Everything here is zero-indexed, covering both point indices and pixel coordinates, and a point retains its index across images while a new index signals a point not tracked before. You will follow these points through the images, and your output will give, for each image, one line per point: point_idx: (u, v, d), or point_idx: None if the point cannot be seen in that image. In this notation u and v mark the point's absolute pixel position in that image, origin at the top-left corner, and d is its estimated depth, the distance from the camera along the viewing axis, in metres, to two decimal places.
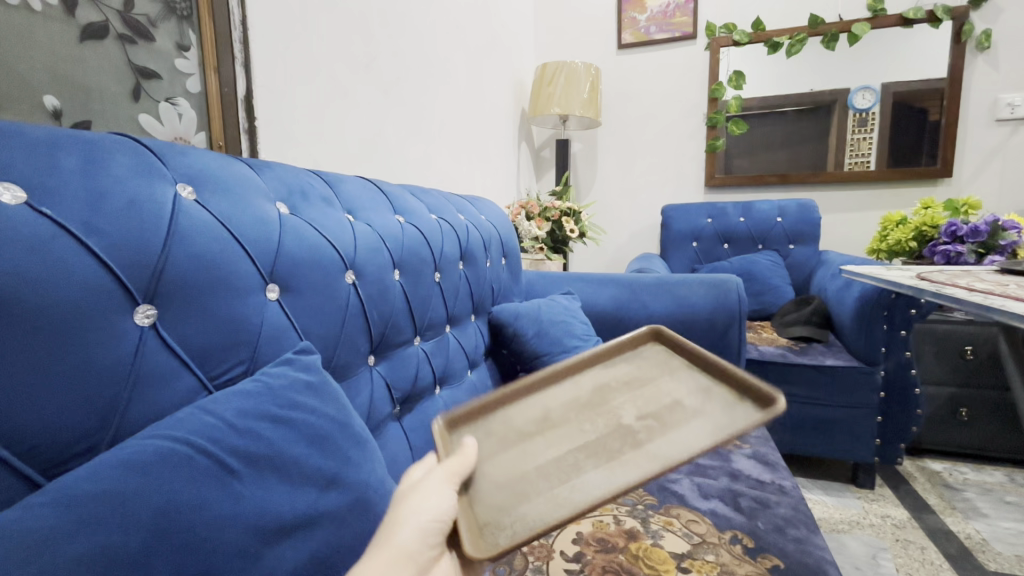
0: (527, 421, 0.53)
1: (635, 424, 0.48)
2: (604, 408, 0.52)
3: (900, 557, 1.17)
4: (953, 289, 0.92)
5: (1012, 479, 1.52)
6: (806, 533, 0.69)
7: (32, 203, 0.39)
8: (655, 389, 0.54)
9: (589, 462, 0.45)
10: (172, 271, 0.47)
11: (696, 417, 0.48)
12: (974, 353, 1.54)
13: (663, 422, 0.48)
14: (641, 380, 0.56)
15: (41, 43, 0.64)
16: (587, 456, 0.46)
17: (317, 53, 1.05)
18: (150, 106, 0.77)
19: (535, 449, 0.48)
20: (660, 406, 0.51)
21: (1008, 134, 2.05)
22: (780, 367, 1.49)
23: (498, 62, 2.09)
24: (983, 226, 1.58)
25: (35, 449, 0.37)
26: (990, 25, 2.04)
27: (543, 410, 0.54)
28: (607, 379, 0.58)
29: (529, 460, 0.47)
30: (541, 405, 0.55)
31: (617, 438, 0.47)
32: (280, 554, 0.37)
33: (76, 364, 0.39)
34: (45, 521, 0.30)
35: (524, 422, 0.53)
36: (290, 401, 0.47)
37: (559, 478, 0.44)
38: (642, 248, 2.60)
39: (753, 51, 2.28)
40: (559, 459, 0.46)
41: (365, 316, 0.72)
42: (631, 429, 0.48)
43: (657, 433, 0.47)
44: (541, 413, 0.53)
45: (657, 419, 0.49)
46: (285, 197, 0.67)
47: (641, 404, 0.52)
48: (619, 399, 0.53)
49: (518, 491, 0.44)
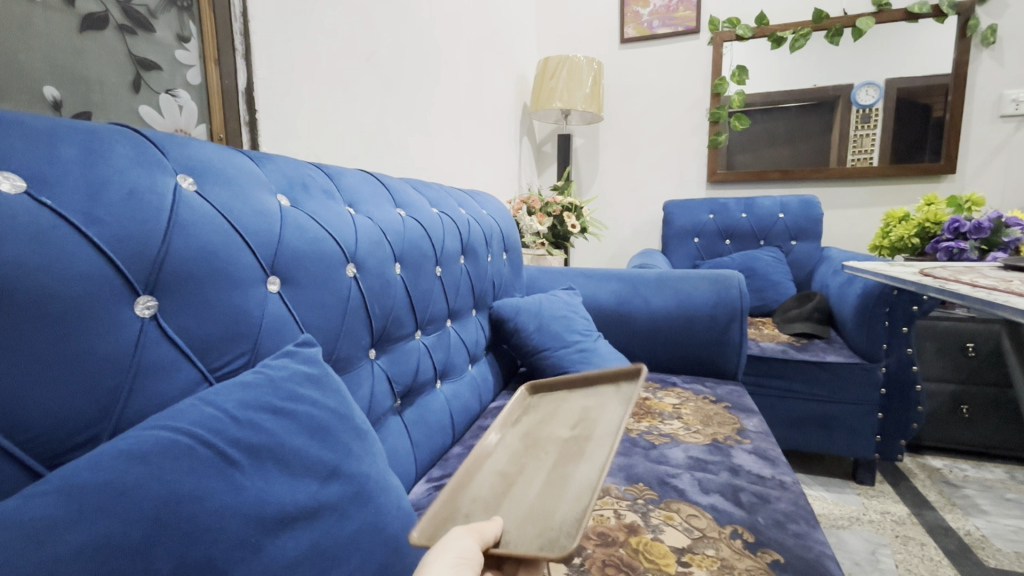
0: (492, 486, 0.54)
1: (571, 437, 0.64)
2: (542, 444, 0.63)
3: (900, 553, 1.17)
4: (956, 285, 0.91)
5: (1013, 476, 1.51)
6: (806, 528, 0.69)
7: (32, 192, 0.39)
8: (561, 418, 0.71)
9: (570, 466, 0.55)
10: (173, 262, 0.47)
11: (602, 416, 0.69)
12: (975, 349, 1.53)
13: (587, 426, 0.67)
14: (549, 420, 0.71)
15: (41, 34, 0.63)
16: (564, 464, 0.56)
17: (317, 45, 1.04)
18: (150, 97, 0.77)
19: (522, 491, 0.52)
20: (575, 425, 0.68)
21: (1012, 130, 2.03)
22: (781, 363, 1.49)
23: (499, 55, 2.07)
24: (986, 223, 1.57)
25: (36, 439, 0.36)
26: (995, 20, 2.02)
27: (499, 472, 0.57)
28: (524, 430, 0.68)
29: (525, 498, 0.51)
30: (490, 470, 0.58)
31: (568, 448, 0.61)
32: (280, 545, 0.37)
33: (76, 355, 0.39)
34: (46, 510, 0.30)
35: (490, 488, 0.54)
36: (291, 393, 0.47)
37: (561, 486, 0.51)
38: (643, 243, 2.60)
39: (757, 46, 2.27)
40: (547, 481, 0.53)
41: (366, 308, 0.72)
42: (572, 440, 0.63)
43: (590, 432, 0.64)
44: (502, 476, 0.57)
45: (582, 429, 0.66)
46: (286, 189, 0.66)
47: (562, 428, 0.67)
48: (545, 433, 0.66)
49: (541, 514, 0.48)
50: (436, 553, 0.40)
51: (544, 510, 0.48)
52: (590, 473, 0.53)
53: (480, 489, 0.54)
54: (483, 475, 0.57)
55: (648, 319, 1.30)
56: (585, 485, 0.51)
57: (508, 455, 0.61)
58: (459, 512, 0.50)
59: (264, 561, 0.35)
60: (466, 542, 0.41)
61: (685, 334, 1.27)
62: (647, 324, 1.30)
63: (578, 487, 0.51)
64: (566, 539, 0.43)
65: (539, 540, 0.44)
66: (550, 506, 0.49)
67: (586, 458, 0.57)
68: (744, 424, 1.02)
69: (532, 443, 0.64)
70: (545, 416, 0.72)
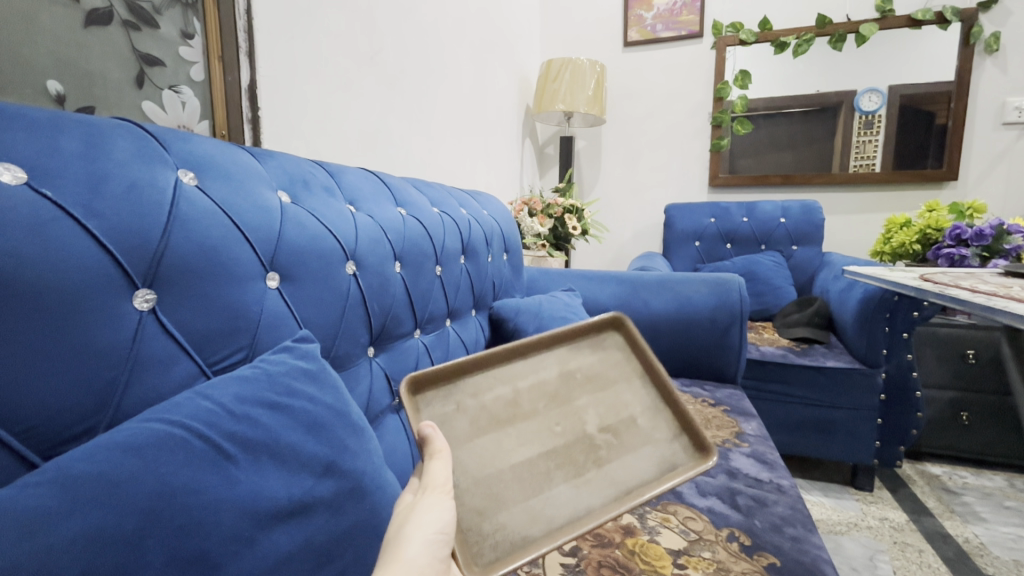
0: (497, 402, 0.58)
1: (598, 436, 0.56)
2: (570, 406, 0.59)
3: (898, 560, 1.17)
4: (956, 290, 0.91)
5: (1012, 484, 1.51)
6: (803, 532, 0.69)
7: (33, 183, 0.39)
8: (614, 394, 0.61)
9: (559, 472, 0.52)
10: (172, 255, 0.47)
11: (647, 443, 0.57)
12: (976, 357, 1.53)
13: (621, 438, 0.57)
14: (603, 379, 0.63)
15: (46, 28, 0.64)
16: (557, 464, 0.53)
17: (320, 43, 1.04)
18: (153, 93, 0.77)
19: (506, 445, 0.54)
20: (620, 420, 0.59)
21: (1015, 138, 2.03)
22: (781, 368, 1.49)
23: (502, 57, 2.07)
24: (988, 230, 1.56)
25: (32, 429, 0.36)
26: (999, 28, 2.02)
27: (513, 391, 0.59)
28: (573, 365, 0.64)
29: (500, 458, 0.53)
30: (510, 381, 0.60)
31: (581, 449, 0.55)
32: (274, 540, 0.37)
33: (74, 346, 0.39)
34: (41, 500, 0.30)
35: (493, 400, 0.58)
36: (288, 388, 0.47)
37: (533, 487, 0.51)
38: (644, 246, 2.60)
39: (760, 50, 2.27)
40: (530, 463, 0.53)
41: (365, 306, 0.72)
42: (593, 441, 0.56)
43: (616, 452, 0.55)
44: (511, 395, 0.59)
45: (624, 430, 0.58)
46: (286, 186, 0.66)
47: (605, 413, 0.59)
48: (584, 400, 0.60)
49: (495, 492, 0.50)
50: (415, 528, 0.42)
51: (499, 493, 0.50)
52: (564, 507, 0.50)
53: (488, 402, 0.58)
54: (500, 380, 0.60)
55: (648, 321, 1.29)
56: (549, 516, 0.49)
57: (534, 380, 0.61)
58: (453, 396, 0.58)
59: (258, 555, 0.36)
60: (441, 515, 0.43)
61: (685, 336, 1.27)
62: (647, 326, 1.29)
63: (541, 512, 0.49)
64: (482, 556, 0.46)
65: (469, 522, 0.48)
66: (506, 495, 0.50)
67: (579, 481, 0.52)
68: (743, 427, 1.01)
69: (564, 398, 0.60)
70: (601, 368, 0.64)
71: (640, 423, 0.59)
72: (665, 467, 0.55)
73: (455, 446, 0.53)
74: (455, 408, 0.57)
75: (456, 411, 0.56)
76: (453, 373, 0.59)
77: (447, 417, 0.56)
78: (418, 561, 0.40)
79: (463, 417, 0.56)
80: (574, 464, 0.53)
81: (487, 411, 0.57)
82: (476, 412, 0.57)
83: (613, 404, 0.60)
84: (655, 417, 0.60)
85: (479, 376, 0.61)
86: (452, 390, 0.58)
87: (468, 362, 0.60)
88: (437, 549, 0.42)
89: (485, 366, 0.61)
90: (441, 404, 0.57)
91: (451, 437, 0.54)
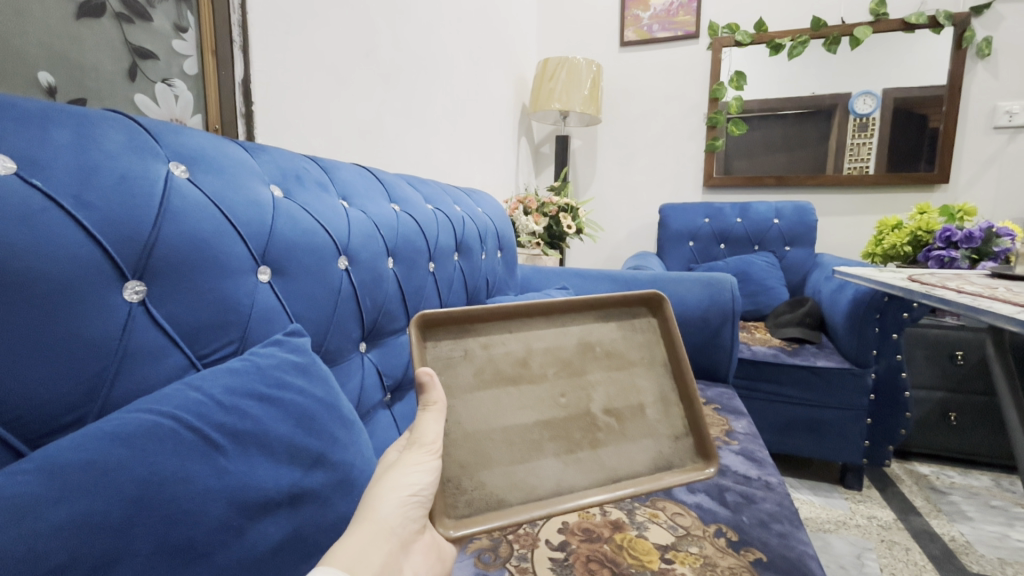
0: (506, 358, 0.56)
1: (601, 418, 0.56)
2: (580, 379, 0.57)
3: (885, 558, 1.18)
4: (942, 290, 0.93)
5: (998, 484, 1.53)
6: (789, 528, 0.69)
7: (23, 174, 0.39)
8: (629, 378, 0.59)
9: (551, 445, 0.53)
10: (163, 247, 0.47)
11: (648, 436, 0.57)
12: (964, 358, 1.55)
13: (624, 424, 0.56)
14: (621, 358, 0.60)
15: (38, 20, 0.64)
16: (551, 437, 0.53)
17: (316, 38, 1.04)
18: (146, 86, 0.77)
19: (505, 405, 0.54)
20: (629, 405, 0.57)
21: (1005, 142, 2.05)
22: (772, 367, 1.50)
23: (499, 56, 2.07)
24: (977, 233, 1.59)
25: (21, 419, 0.36)
26: (990, 32, 2.04)
27: (525, 350, 0.57)
28: (595, 337, 0.61)
29: (495, 416, 0.53)
30: (525, 338, 0.58)
31: (580, 427, 0.54)
32: (262, 530, 0.37)
33: (63, 337, 0.39)
34: (29, 487, 0.30)
35: (503, 357, 0.56)
36: (277, 380, 0.47)
37: (522, 454, 0.51)
38: (639, 246, 2.61)
39: (755, 52, 2.28)
40: (525, 428, 0.53)
41: (357, 302, 0.72)
42: (594, 421, 0.55)
43: (614, 437, 0.55)
44: (522, 353, 0.57)
45: (627, 415, 0.57)
46: (279, 180, 0.67)
47: (615, 395, 0.58)
48: (597, 376, 0.58)
49: (481, 450, 0.51)
50: (388, 489, 0.43)
51: (485, 452, 0.51)
52: (548, 480, 0.51)
53: (499, 356, 0.56)
54: (516, 337, 0.58)
55: None
56: (530, 486, 0.50)
57: (550, 342, 0.59)
58: (462, 342, 0.56)
59: (246, 545, 0.36)
60: (421, 477, 0.45)
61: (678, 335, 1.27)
62: None
63: (523, 479, 0.50)
64: (455, 508, 0.48)
65: (452, 474, 0.49)
66: (493, 455, 0.51)
67: (570, 458, 0.53)
68: (733, 425, 1.02)
69: (577, 370, 0.58)
70: (623, 346, 0.62)
71: (647, 413, 0.58)
72: (659, 464, 0.55)
73: (455, 394, 0.53)
74: (462, 355, 0.55)
75: (463, 358, 0.55)
76: (470, 319, 0.56)
77: (451, 364, 0.54)
78: (390, 520, 0.42)
79: (469, 366, 0.55)
80: (569, 440, 0.53)
81: (494, 365, 0.56)
82: (483, 364, 0.55)
83: (625, 387, 0.59)
84: (665, 410, 0.59)
85: (495, 327, 0.58)
86: (466, 336, 0.56)
87: (487, 311, 0.57)
88: (408, 511, 0.44)
89: (504, 317, 0.58)
90: (449, 347, 0.55)
91: (452, 385, 0.53)
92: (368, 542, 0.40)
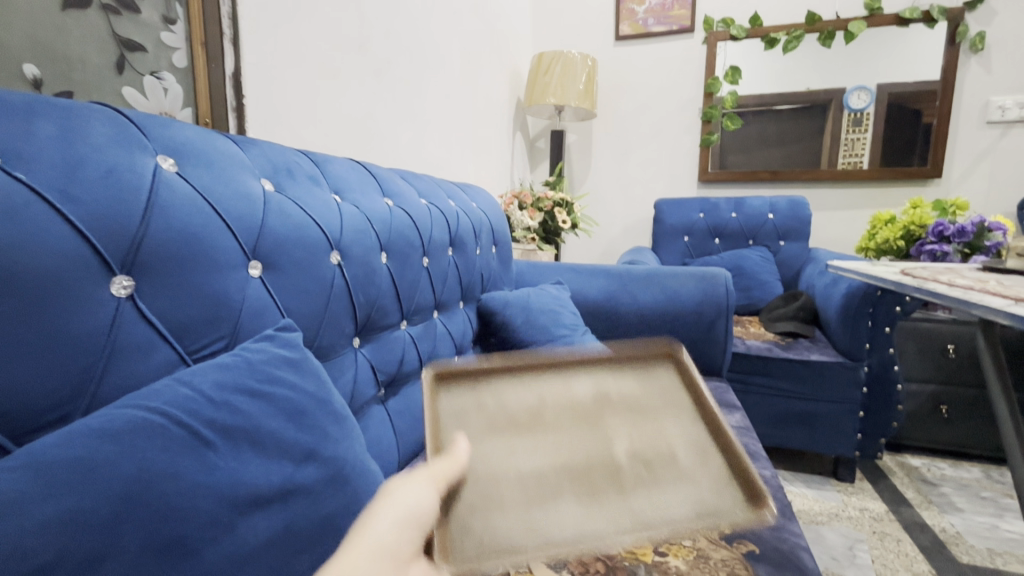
0: (519, 405, 0.51)
1: (625, 463, 0.45)
2: (598, 422, 0.49)
3: (876, 549, 1.20)
4: (934, 284, 0.93)
5: (988, 475, 1.55)
6: (782, 521, 0.70)
7: (6, 168, 0.39)
8: (656, 424, 0.49)
9: (567, 494, 0.43)
10: (151, 242, 0.46)
11: (684, 484, 0.45)
12: (956, 351, 1.56)
13: (654, 471, 0.45)
14: (646, 407, 0.51)
15: (23, 10, 0.62)
16: (566, 484, 0.44)
17: (308, 30, 1.03)
18: (134, 79, 0.75)
19: (515, 450, 0.46)
20: (658, 452, 0.47)
21: (997, 136, 2.07)
22: (766, 361, 1.50)
23: (493, 49, 2.05)
24: (969, 227, 1.60)
25: (7, 416, 0.36)
26: (983, 27, 2.05)
27: (538, 398, 0.52)
28: (613, 386, 0.53)
29: (502, 460, 0.46)
30: (539, 387, 0.53)
31: (601, 473, 0.44)
32: (252, 525, 0.37)
33: (49, 332, 0.38)
34: (14, 485, 0.29)
35: (515, 406, 0.51)
36: (268, 375, 0.47)
37: (530, 502, 0.42)
38: (634, 241, 2.61)
39: (750, 46, 2.28)
40: (535, 474, 0.45)
41: (350, 297, 0.72)
42: (618, 464, 0.45)
43: (644, 484, 0.44)
44: (536, 403, 0.51)
45: (656, 459, 0.46)
46: (270, 174, 0.66)
47: (639, 437, 0.48)
48: (616, 421, 0.49)
49: (483, 495, 0.43)
50: (388, 505, 0.40)
51: (487, 494, 0.43)
52: (561, 533, 0.40)
53: (511, 403, 0.51)
54: (528, 388, 0.53)
55: (635, 314, 1.30)
56: (539, 539, 0.40)
57: (563, 390, 0.53)
58: (475, 393, 0.52)
59: (236, 541, 0.36)
60: (421, 498, 0.40)
61: (672, 330, 1.28)
62: (636, 320, 1.30)
63: (531, 533, 0.41)
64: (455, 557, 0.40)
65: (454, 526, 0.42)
66: (495, 500, 0.43)
67: (590, 507, 0.42)
68: (726, 419, 1.03)
69: (592, 417, 0.49)
70: (647, 395, 0.53)
71: (681, 459, 0.46)
72: (701, 515, 0.42)
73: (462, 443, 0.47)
74: (475, 404, 0.51)
75: (475, 408, 0.50)
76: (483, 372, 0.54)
77: (463, 412, 0.50)
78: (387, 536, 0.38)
79: (477, 414, 0.50)
80: (588, 487, 0.43)
81: (503, 413, 0.50)
82: (493, 411, 0.50)
83: (652, 432, 0.48)
84: (704, 457, 0.47)
85: (509, 381, 0.54)
86: (481, 391, 0.53)
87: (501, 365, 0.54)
88: (409, 531, 0.39)
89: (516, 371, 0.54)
90: (461, 399, 0.51)
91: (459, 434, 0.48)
92: (362, 561, 0.36)
